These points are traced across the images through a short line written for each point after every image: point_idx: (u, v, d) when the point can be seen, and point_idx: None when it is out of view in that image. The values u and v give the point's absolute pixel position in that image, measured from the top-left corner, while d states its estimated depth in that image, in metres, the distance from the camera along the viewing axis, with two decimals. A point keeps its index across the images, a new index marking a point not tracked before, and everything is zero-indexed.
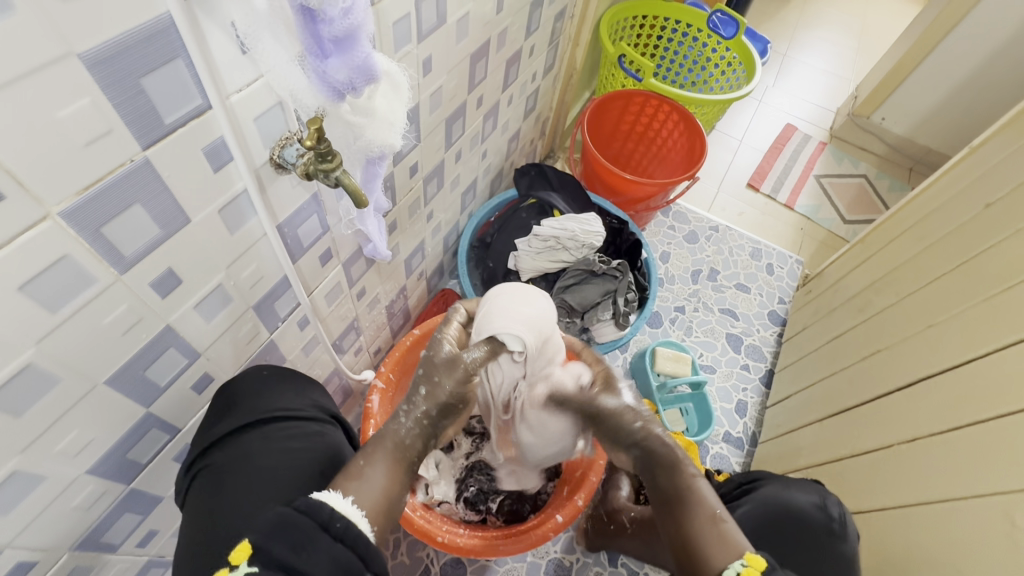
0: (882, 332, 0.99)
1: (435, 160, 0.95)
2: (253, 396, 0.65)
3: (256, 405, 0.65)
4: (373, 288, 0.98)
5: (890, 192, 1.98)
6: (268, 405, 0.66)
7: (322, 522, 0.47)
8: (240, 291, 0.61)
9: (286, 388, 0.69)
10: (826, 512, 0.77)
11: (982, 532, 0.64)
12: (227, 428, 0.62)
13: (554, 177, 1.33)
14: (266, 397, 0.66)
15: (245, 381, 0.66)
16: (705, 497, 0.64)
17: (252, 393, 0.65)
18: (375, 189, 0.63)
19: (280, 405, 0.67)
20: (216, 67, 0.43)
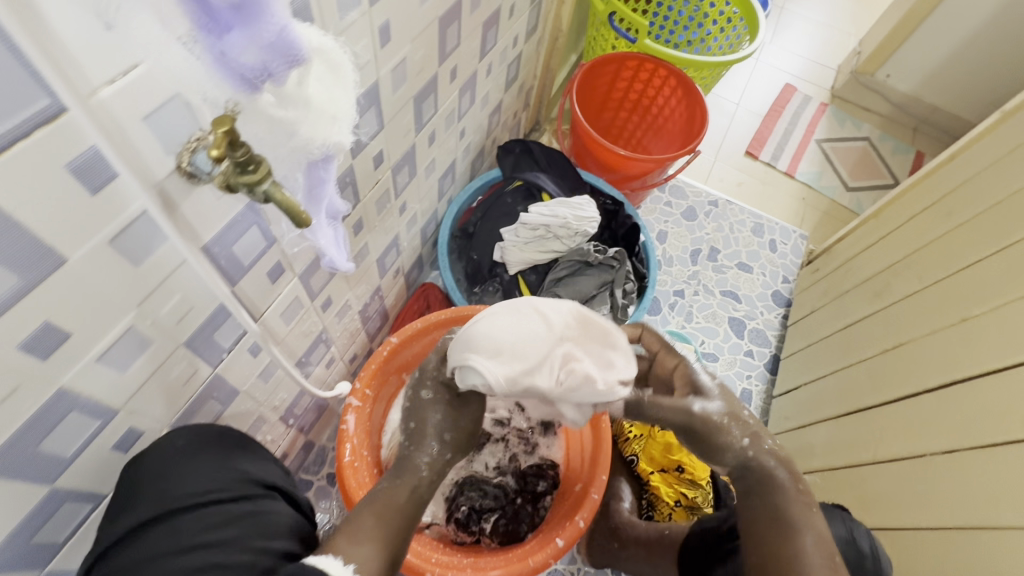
0: (905, 324, 0.91)
1: (403, 145, 0.81)
2: (167, 479, 0.55)
3: (171, 489, 0.55)
4: (341, 295, 0.86)
5: (895, 155, 1.87)
6: (180, 487, 0.56)
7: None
8: (163, 331, 0.50)
9: (209, 459, 0.59)
10: (856, 549, 0.62)
11: (1020, 565, 0.57)
12: (128, 523, 0.52)
13: (541, 156, 1.21)
14: (179, 476, 0.56)
15: (153, 457, 0.55)
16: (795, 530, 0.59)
17: (159, 474, 0.55)
18: (323, 196, 0.50)
19: (197, 484, 0.57)
20: (66, 52, 0.30)
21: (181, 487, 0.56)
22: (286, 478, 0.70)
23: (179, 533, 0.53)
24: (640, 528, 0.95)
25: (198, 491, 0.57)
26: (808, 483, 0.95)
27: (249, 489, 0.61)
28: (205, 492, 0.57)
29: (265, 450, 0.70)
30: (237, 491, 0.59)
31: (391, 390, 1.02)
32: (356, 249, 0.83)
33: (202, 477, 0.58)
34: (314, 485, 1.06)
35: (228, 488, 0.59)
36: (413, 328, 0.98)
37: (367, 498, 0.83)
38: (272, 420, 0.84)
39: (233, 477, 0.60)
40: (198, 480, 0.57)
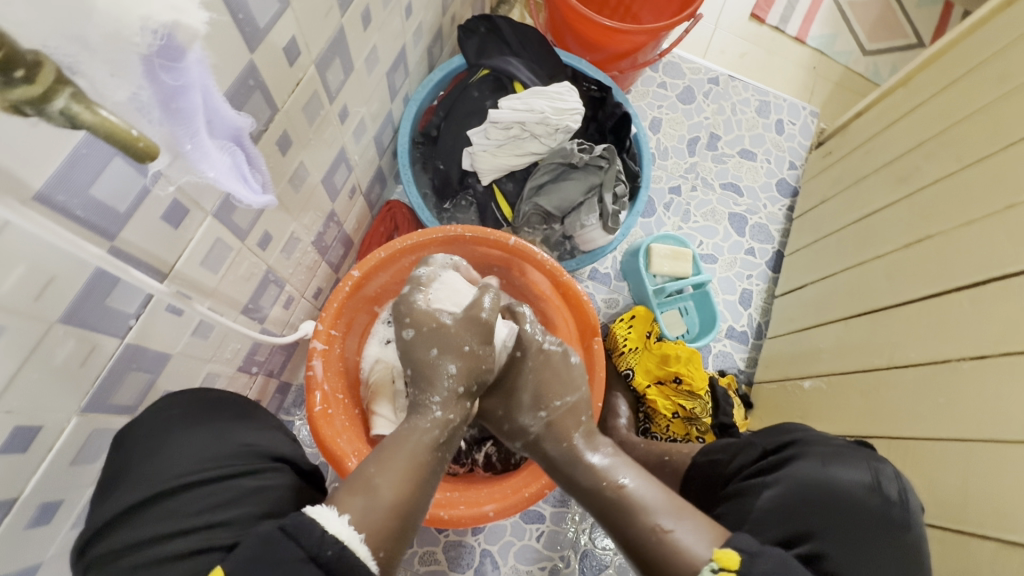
0: (937, 213, 0.81)
1: (327, 31, 0.63)
2: (153, 457, 0.54)
3: (155, 466, 0.54)
4: (282, 229, 0.73)
5: (921, 7, 1.61)
6: (173, 467, 0.54)
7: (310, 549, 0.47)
8: (16, 312, 0.39)
9: (203, 433, 0.58)
10: (881, 495, 0.57)
11: None
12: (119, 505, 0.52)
13: (511, 35, 1.01)
14: (170, 451, 0.55)
15: (139, 434, 0.55)
16: (644, 506, 0.60)
17: (148, 452, 0.54)
18: (187, 108, 0.36)
19: (191, 459, 0.55)
20: None
21: (174, 465, 0.55)
22: (296, 445, 0.66)
23: (171, 513, 0.52)
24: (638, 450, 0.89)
25: (192, 469, 0.55)
26: (812, 388, 0.91)
27: (253, 462, 0.58)
28: (199, 467, 0.55)
29: (273, 420, 0.67)
30: (242, 465, 0.57)
31: (363, 322, 0.93)
32: (288, 173, 0.68)
33: (196, 454, 0.56)
34: (297, 424, 1.01)
35: (223, 459, 0.57)
36: (376, 258, 0.85)
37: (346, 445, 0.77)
38: (230, 373, 0.75)
39: (234, 450, 0.58)
40: (191, 458, 0.55)
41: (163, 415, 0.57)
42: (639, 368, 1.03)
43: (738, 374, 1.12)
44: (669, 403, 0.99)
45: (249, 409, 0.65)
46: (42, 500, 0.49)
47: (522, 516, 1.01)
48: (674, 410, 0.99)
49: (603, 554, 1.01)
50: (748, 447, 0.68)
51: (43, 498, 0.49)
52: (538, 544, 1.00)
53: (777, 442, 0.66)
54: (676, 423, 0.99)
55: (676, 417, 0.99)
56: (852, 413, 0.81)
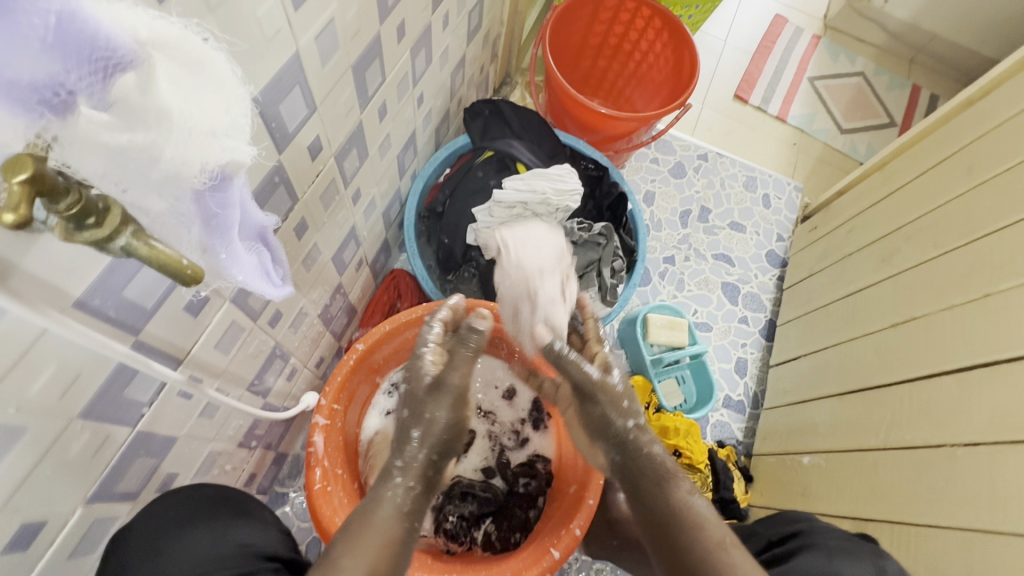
0: (921, 295, 0.84)
1: (347, 126, 0.68)
2: (150, 560, 0.54)
3: (153, 568, 0.54)
4: (293, 306, 0.75)
5: (891, 91, 1.74)
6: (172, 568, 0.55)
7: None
8: (40, 411, 0.39)
9: (203, 533, 0.58)
10: None
11: None
12: None
13: (514, 118, 1.08)
14: (167, 552, 0.55)
15: (138, 536, 0.55)
16: (702, 521, 0.62)
17: (150, 553, 0.55)
18: (226, 226, 0.38)
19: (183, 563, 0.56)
20: None
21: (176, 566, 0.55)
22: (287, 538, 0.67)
23: None
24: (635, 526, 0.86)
25: (190, 571, 0.55)
26: (811, 464, 0.91)
27: (247, 563, 0.58)
28: (199, 568, 0.55)
29: (267, 513, 0.68)
30: (240, 565, 0.57)
31: (365, 393, 0.93)
32: (302, 253, 0.71)
33: (194, 553, 0.56)
34: (291, 496, 0.99)
35: (222, 558, 0.57)
36: (381, 331, 0.87)
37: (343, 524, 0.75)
38: (230, 448, 0.75)
39: (229, 552, 0.58)
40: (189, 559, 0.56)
41: (159, 514, 0.57)
42: None
43: (736, 444, 1.13)
44: None
45: (244, 503, 0.65)
46: None
47: None
48: None
49: None
50: (755, 536, 0.69)
51: None
52: None
53: (783, 534, 0.66)
54: None
55: None
56: (852, 493, 0.81)
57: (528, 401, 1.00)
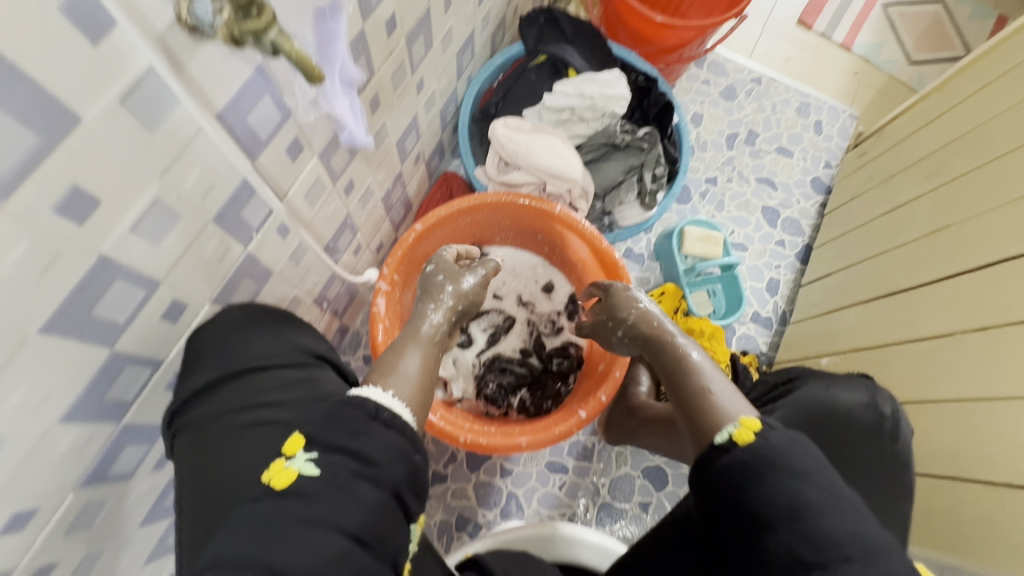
0: (957, 204, 0.86)
1: (418, 10, 0.74)
2: (225, 349, 0.61)
3: (227, 355, 0.61)
4: (362, 181, 0.84)
5: (972, 20, 1.63)
6: (244, 355, 0.62)
7: (371, 413, 0.55)
8: (190, 204, 0.50)
9: (266, 332, 0.66)
10: None
11: None
12: (198, 384, 0.59)
13: (568, 25, 1.10)
14: (239, 345, 0.62)
15: (217, 329, 0.61)
16: (698, 370, 0.66)
17: (225, 343, 0.61)
18: (335, 59, 0.47)
19: (250, 352, 0.63)
20: None
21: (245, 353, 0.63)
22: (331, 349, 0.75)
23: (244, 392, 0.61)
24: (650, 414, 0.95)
25: (258, 358, 0.63)
26: (829, 365, 0.98)
27: (300, 358, 0.67)
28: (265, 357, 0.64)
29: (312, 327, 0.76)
30: (294, 359, 0.66)
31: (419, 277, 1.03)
32: (374, 130, 0.79)
33: (262, 347, 0.64)
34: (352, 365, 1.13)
35: (280, 355, 0.65)
36: (437, 216, 0.95)
37: None
38: (308, 302, 0.87)
39: (285, 350, 0.67)
40: (257, 350, 0.64)
41: (230, 316, 0.63)
42: None
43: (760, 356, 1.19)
44: None
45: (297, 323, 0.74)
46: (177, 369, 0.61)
47: (546, 465, 1.11)
48: None
49: (620, 509, 1.09)
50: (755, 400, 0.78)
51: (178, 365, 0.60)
52: (560, 492, 1.09)
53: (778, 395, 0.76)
54: None
55: None
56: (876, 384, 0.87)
57: (565, 296, 1.08)
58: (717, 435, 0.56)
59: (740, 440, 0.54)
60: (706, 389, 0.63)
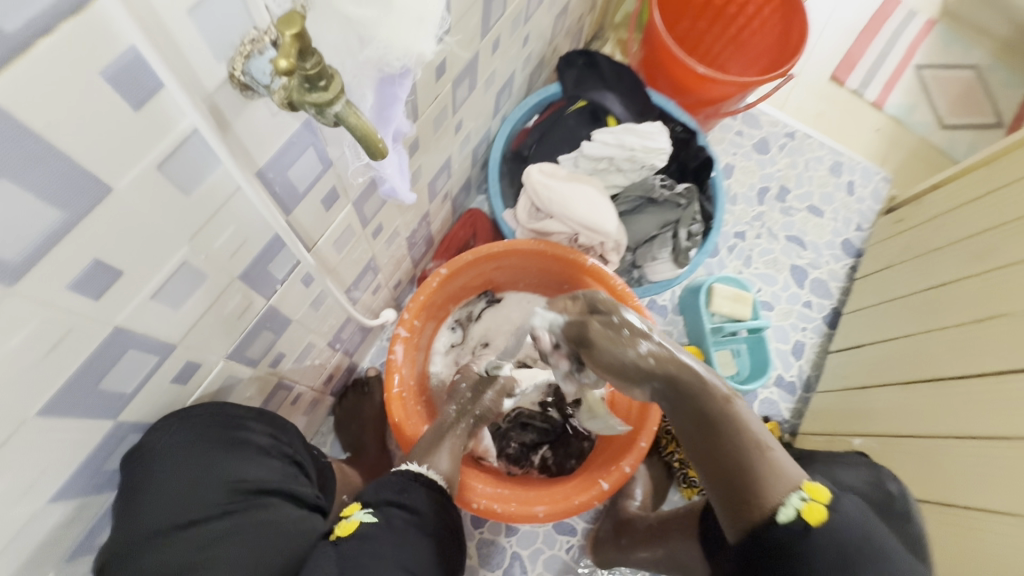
0: (1011, 292, 0.83)
1: (468, 54, 0.70)
2: (155, 493, 0.50)
3: (153, 501, 0.50)
4: (391, 223, 0.80)
5: (1005, 89, 1.62)
6: (160, 515, 0.51)
7: (410, 478, 0.65)
8: (217, 264, 0.45)
9: (200, 471, 0.53)
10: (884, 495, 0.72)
11: None
12: (129, 542, 0.50)
13: (608, 71, 1.07)
14: (155, 481, 0.50)
15: (155, 468, 0.50)
16: (743, 420, 0.65)
17: (138, 488, 0.50)
18: (392, 118, 0.42)
19: (163, 517, 0.51)
20: None
21: (172, 502, 0.52)
22: (286, 465, 0.62)
23: (177, 557, 0.50)
24: (646, 519, 0.96)
25: (189, 510, 0.53)
26: (861, 447, 0.94)
27: (233, 501, 0.54)
28: (201, 505, 0.53)
29: (262, 420, 0.62)
30: (234, 504, 0.54)
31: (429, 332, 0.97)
32: (409, 173, 0.75)
33: (190, 491, 0.53)
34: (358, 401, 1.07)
35: (212, 495, 0.54)
36: (464, 259, 0.91)
37: (415, 429, 0.82)
38: (322, 345, 0.81)
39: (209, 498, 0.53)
40: (178, 499, 0.52)
41: (167, 448, 0.50)
42: None
43: (782, 423, 1.14)
44: None
45: (237, 426, 0.58)
46: None
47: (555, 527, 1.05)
48: None
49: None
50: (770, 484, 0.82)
51: None
52: (567, 557, 1.03)
53: None
54: None
55: None
56: (908, 475, 0.83)
57: None
58: (781, 508, 0.61)
59: (811, 516, 0.60)
60: (764, 445, 0.64)
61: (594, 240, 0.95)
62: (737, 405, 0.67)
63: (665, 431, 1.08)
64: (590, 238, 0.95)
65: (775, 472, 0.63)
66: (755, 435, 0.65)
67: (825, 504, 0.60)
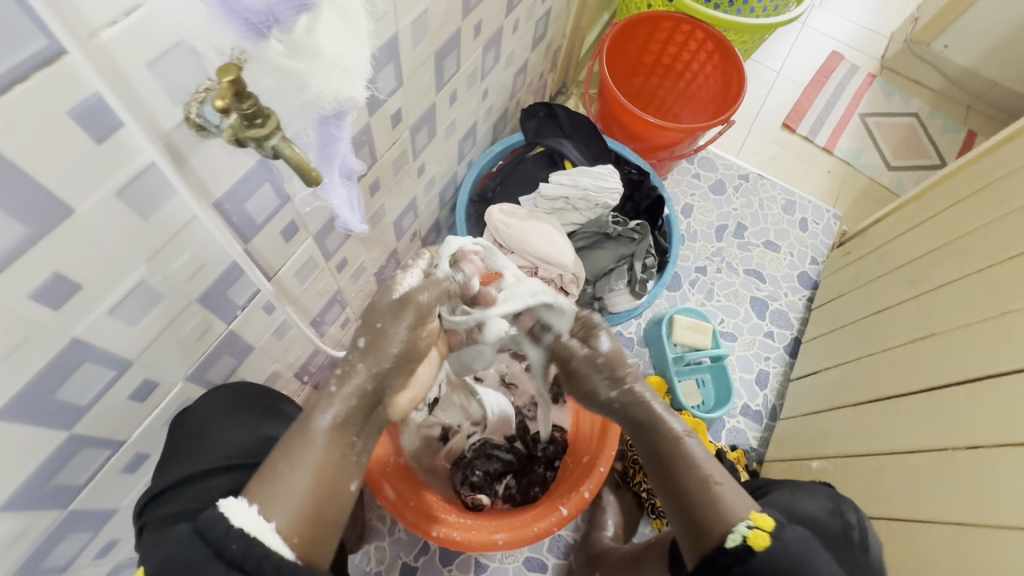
0: (943, 312, 0.88)
1: (424, 104, 0.78)
2: (205, 440, 0.63)
3: (204, 443, 0.63)
4: (355, 258, 0.85)
5: (944, 134, 1.74)
6: (212, 450, 0.63)
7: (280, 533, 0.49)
8: (175, 286, 0.50)
9: (242, 427, 0.66)
10: (841, 520, 0.69)
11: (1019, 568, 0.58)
12: (175, 475, 0.61)
13: (566, 121, 1.17)
14: (211, 434, 0.63)
15: (203, 416, 0.63)
16: (695, 457, 0.63)
17: (194, 435, 0.62)
18: (336, 154, 0.48)
19: (207, 459, 0.63)
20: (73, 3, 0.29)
21: (218, 449, 0.64)
22: None
23: (213, 491, 0.61)
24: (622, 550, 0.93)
25: (229, 454, 0.65)
26: (819, 468, 0.95)
27: (268, 455, 0.67)
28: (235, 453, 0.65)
29: (291, 413, 0.76)
30: (264, 457, 0.67)
31: None
32: (371, 211, 0.82)
33: (231, 444, 0.65)
34: None
35: (249, 449, 0.66)
36: None
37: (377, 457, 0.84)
38: (287, 376, 0.85)
39: (254, 443, 0.67)
40: (225, 446, 0.65)
41: (216, 401, 0.64)
42: None
43: (750, 452, 1.15)
44: None
45: (273, 402, 0.74)
46: (136, 450, 0.58)
47: (524, 562, 1.04)
48: None
49: None
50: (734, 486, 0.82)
51: (137, 448, 0.58)
52: None
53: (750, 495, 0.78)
54: None
55: None
56: (857, 494, 0.86)
57: None
58: (729, 534, 0.57)
59: (756, 544, 0.56)
60: (710, 478, 0.61)
61: (554, 272, 1.00)
62: (690, 443, 0.64)
63: (632, 460, 1.09)
64: (550, 270, 1.00)
65: (720, 504, 0.59)
66: (704, 469, 0.62)
67: (770, 533, 0.57)
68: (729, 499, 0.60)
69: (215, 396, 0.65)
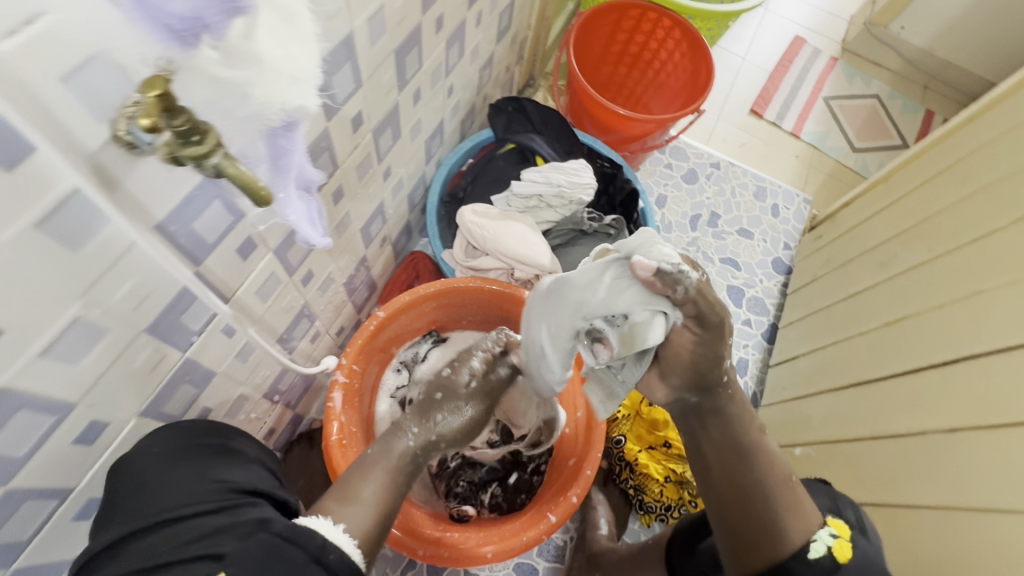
0: (916, 295, 0.89)
1: (386, 104, 0.74)
2: (134, 492, 0.54)
3: (136, 498, 0.54)
4: (322, 269, 0.81)
5: (905, 114, 1.78)
6: (153, 503, 0.55)
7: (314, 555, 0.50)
8: (119, 318, 0.45)
9: (184, 469, 0.57)
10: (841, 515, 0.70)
11: (1005, 548, 0.59)
12: (106, 540, 0.52)
13: (535, 115, 1.14)
14: (148, 484, 0.55)
15: (137, 463, 0.55)
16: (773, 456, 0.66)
17: (131, 488, 0.54)
18: (289, 166, 0.45)
19: (139, 515, 0.53)
20: None
21: (157, 501, 0.55)
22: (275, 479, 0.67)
23: (151, 551, 0.52)
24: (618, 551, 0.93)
25: (170, 506, 0.55)
26: (803, 455, 0.96)
27: (225, 497, 0.58)
28: (180, 502, 0.56)
29: (252, 451, 0.68)
30: (221, 500, 0.57)
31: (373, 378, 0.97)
32: (336, 219, 0.78)
33: (174, 490, 0.56)
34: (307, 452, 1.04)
35: (197, 494, 0.57)
36: (400, 301, 0.92)
37: None
38: (256, 397, 0.80)
39: (207, 488, 0.58)
40: (169, 494, 0.56)
41: (156, 444, 0.57)
42: (631, 435, 1.07)
43: None
44: (660, 467, 1.04)
45: (227, 438, 0.65)
46: (89, 494, 0.54)
47: (515, 568, 1.02)
48: (665, 474, 1.03)
49: None
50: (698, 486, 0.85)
51: (89, 492, 0.54)
52: None
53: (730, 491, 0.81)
54: (669, 488, 1.02)
55: (668, 482, 1.02)
56: (840, 479, 0.86)
57: None
58: (812, 543, 0.61)
59: (839, 553, 0.61)
60: (792, 479, 0.65)
61: (529, 272, 0.98)
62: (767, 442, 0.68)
63: (618, 457, 1.08)
64: (525, 270, 0.98)
65: (798, 507, 0.63)
66: (784, 470, 0.66)
67: (849, 541, 0.62)
68: (805, 499, 0.65)
69: (155, 440, 0.57)
